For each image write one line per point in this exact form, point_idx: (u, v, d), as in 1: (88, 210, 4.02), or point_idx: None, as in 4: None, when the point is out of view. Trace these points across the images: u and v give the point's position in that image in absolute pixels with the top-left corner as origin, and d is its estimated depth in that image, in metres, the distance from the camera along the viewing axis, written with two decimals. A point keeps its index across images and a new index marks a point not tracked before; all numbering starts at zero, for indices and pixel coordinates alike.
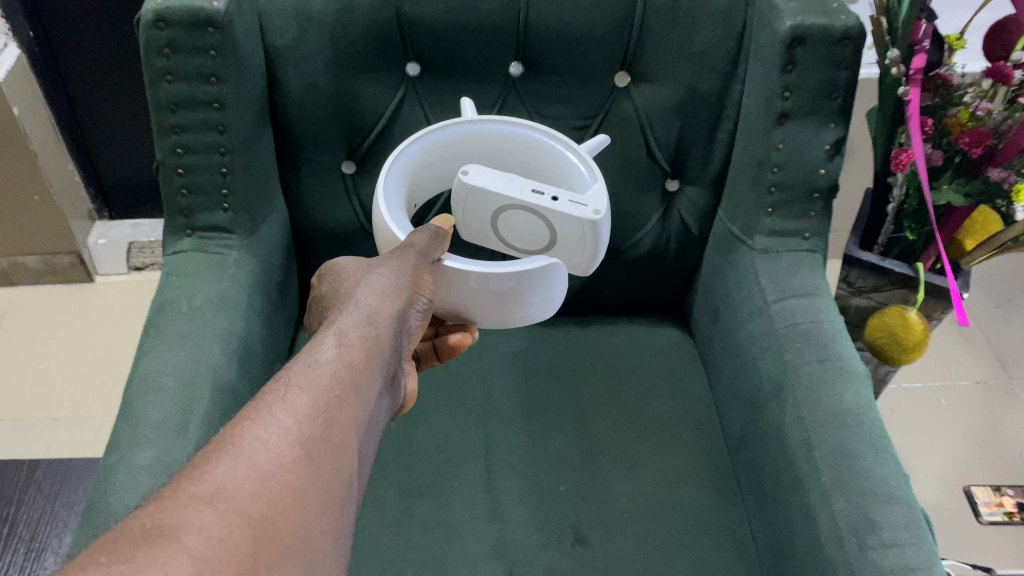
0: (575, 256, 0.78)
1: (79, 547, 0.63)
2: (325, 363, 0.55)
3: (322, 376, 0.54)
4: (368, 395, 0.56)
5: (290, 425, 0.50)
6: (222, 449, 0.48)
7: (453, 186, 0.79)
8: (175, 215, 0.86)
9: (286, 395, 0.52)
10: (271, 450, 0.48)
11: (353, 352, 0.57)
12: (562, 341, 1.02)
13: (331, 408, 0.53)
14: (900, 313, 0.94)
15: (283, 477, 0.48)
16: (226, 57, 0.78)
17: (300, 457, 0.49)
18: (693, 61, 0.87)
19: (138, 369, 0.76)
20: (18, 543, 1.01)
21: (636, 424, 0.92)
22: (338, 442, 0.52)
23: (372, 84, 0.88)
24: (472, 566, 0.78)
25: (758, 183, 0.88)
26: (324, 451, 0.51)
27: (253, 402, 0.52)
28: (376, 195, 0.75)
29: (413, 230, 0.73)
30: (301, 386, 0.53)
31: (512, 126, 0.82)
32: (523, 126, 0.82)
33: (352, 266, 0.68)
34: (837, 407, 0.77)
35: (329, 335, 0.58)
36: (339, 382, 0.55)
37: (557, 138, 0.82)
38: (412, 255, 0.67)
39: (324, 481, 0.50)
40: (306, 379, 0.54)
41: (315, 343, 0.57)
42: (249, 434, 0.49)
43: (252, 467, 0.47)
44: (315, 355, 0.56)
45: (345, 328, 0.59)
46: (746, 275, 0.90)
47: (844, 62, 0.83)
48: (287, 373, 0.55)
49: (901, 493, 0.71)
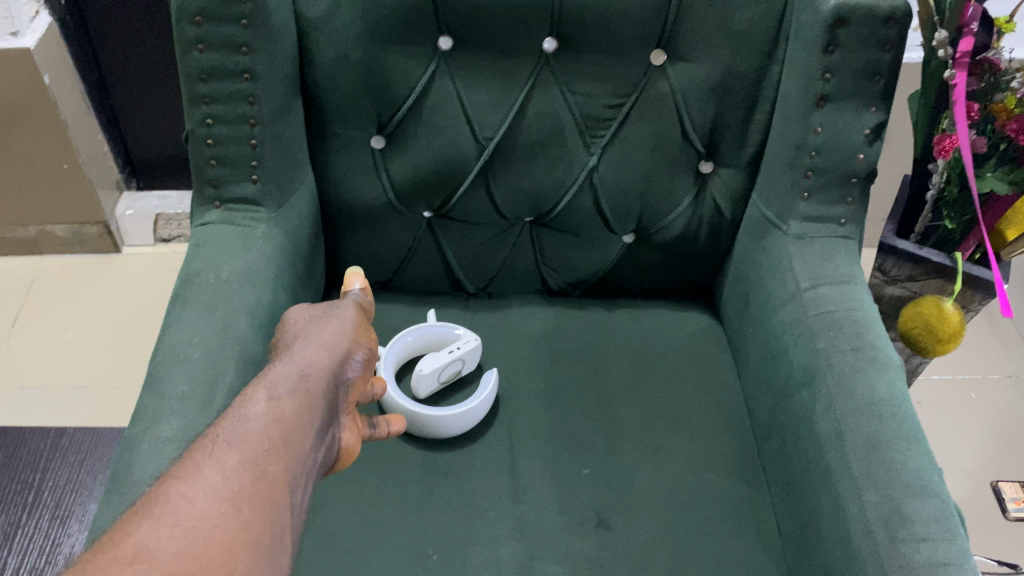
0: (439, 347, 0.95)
1: (104, 513, 0.64)
2: (255, 417, 0.57)
3: (250, 429, 0.56)
4: (303, 445, 0.58)
5: (218, 479, 0.52)
6: (147, 510, 0.49)
7: (428, 396, 0.86)
8: (203, 186, 0.85)
9: (213, 452, 0.54)
10: (197, 506, 0.50)
11: (284, 404, 0.59)
12: (589, 323, 1.01)
13: (260, 460, 0.54)
14: (936, 303, 0.92)
15: (209, 530, 0.48)
16: (258, 27, 0.77)
17: (225, 511, 0.50)
18: (731, 40, 0.85)
19: (165, 339, 0.76)
20: (44, 509, 1.08)
21: (661, 408, 0.91)
22: (270, 490, 0.53)
23: (403, 58, 0.86)
24: (494, 546, 0.78)
25: (794, 167, 0.87)
26: (254, 502, 0.52)
27: (182, 461, 0.53)
28: (464, 410, 0.85)
29: (472, 415, 0.86)
30: (228, 443, 0.54)
31: (427, 329, 0.94)
32: (424, 328, 0.94)
33: (301, 320, 0.71)
34: (869, 397, 0.76)
35: (261, 388, 0.60)
36: (268, 435, 0.56)
37: (431, 327, 0.94)
38: (346, 310, 0.71)
39: (254, 532, 0.50)
40: (236, 431, 0.56)
41: (248, 396, 0.59)
42: (175, 493, 0.50)
43: (175, 524, 0.48)
44: (247, 409, 0.58)
45: (277, 381, 0.61)
46: (779, 260, 0.89)
47: (888, 43, 0.81)
48: (217, 429, 0.56)
49: (933, 486, 0.70)
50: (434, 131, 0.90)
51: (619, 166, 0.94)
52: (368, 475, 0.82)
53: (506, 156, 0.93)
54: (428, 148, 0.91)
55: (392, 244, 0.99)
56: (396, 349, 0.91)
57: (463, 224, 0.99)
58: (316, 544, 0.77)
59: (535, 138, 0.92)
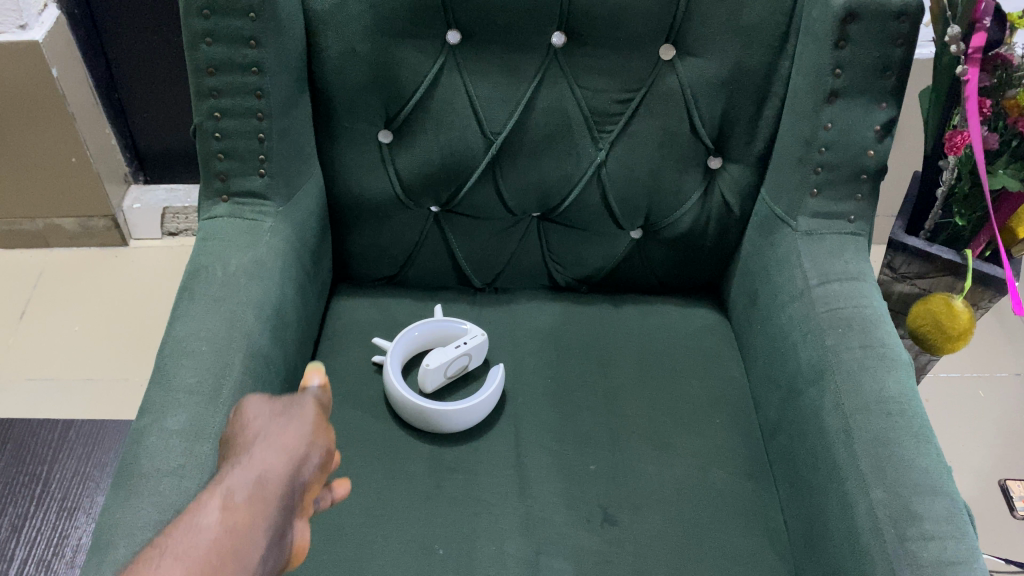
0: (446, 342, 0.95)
1: (111, 507, 0.64)
2: (206, 528, 0.49)
3: (201, 541, 0.48)
4: (259, 566, 0.49)
5: None
6: None
7: (433, 390, 0.86)
8: (211, 180, 0.85)
9: (158, 569, 0.46)
10: None
11: (238, 513, 0.50)
12: (596, 318, 1.01)
13: None
14: (945, 300, 0.92)
15: None
16: (265, 20, 0.77)
17: None
18: (741, 35, 0.85)
19: (171, 332, 0.76)
20: (51, 502, 1.10)
21: (668, 404, 0.91)
22: None
23: (411, 52, 0.85)
24: (500, 542, 0.78)
25: (804, 163, 0.86)
26: None
27: None
28: (470, 404, 0.84)
29: (479, 409, 0.85)
30: (175, 556, 0.47)
31: (432, 324, 0.93)
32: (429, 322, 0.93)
33: (259, 414, 0.60)
34: (878, 395, 0.75)
35: (216, 494, 0.52)
36: (219, 551, 0.48)
37: (437, 321, 0.94)
38: (309, 407, 0.60)
39: None
40: (183, 545, 0.48)
41: (201, 503, 0.51)
42: None
43: None
44: (198, 519, 0.50)
45: (233, 485, 0.52)
46: (788, 257, 0.88)
47: (900, 38, 0.80)
48: (167, 539, 0.49)
49: (943, 486, 0.69)
50: (441, 126, 0.90)
51: (628, 161, 0.93)
52: (375, 469, 0.82)
53: (513, 151, 0.93)
54: (436, 142, 0.91)
55: (399, 238, 0.99)
56: (401, 343, 0.90)
57: (470, 219, 0.99)
58: (322, 538, 0.77)
59: (542, 133, 0.91)
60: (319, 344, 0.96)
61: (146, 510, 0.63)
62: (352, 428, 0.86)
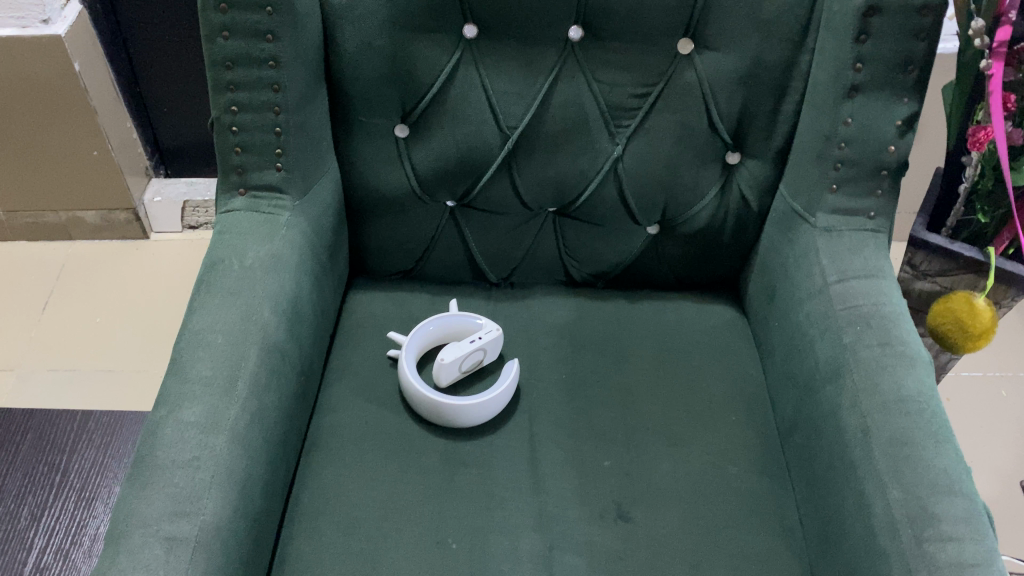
0: (460, 335, 0.95)
1: (126, 498, 0.65)
2: None
3: None
4: None
5: None
6: None
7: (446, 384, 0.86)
8: (229, 173, 0.86)
9: None
10: None
11: None
12: (612, 314, 1.00)
13: None
14: (967, 299, 0.90)
15: None
16: (283, 14, 0.77)
17: None
18: (761, 28, 0.84)
19: (188, 325, 0.77)
20: (70, 491, 1.12)
21: (683, 401, 0.90)
22: None
23: (428, 46, 0.85)
24: (514, 538, 0.78)
25: (823, 158, 0.85)
26: None
27: None
28: (486, 398, 0.84)
29: (493, 403, 0.85)
30: None
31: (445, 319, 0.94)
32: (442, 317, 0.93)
33: None
34: (896, 393, 0.75)
35: None
36: None
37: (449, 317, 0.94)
38: None
39: None
40: None
41: None
42: None
43: None
44: None
45: None
46: (806, 254, 0.88)
47: (922, 32, 0.79)
48: None
49: (962, 486, 0.69)
50: (457, 120, 0.90)
51: (645, 156, 0.93)
52: (389, 463, 0.83)
53: (530, 146, 0.93)
54: (452, 137, 0.91)
55: (414, 232, 0.99)
56: (414, 339, 0.91)
57: (486, 214, 0.98)
58: (336, 530, 0.77)
59: (559, 127, 0.91)
60: (334, 338, 0.96)
61: (160, 501, 0.64)
62: (366, 421, 0.86)
